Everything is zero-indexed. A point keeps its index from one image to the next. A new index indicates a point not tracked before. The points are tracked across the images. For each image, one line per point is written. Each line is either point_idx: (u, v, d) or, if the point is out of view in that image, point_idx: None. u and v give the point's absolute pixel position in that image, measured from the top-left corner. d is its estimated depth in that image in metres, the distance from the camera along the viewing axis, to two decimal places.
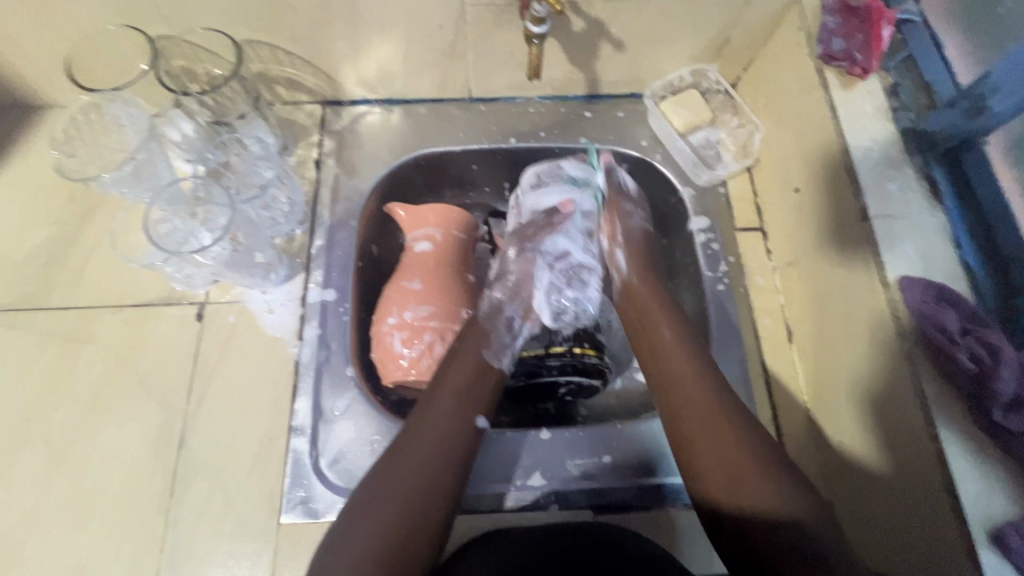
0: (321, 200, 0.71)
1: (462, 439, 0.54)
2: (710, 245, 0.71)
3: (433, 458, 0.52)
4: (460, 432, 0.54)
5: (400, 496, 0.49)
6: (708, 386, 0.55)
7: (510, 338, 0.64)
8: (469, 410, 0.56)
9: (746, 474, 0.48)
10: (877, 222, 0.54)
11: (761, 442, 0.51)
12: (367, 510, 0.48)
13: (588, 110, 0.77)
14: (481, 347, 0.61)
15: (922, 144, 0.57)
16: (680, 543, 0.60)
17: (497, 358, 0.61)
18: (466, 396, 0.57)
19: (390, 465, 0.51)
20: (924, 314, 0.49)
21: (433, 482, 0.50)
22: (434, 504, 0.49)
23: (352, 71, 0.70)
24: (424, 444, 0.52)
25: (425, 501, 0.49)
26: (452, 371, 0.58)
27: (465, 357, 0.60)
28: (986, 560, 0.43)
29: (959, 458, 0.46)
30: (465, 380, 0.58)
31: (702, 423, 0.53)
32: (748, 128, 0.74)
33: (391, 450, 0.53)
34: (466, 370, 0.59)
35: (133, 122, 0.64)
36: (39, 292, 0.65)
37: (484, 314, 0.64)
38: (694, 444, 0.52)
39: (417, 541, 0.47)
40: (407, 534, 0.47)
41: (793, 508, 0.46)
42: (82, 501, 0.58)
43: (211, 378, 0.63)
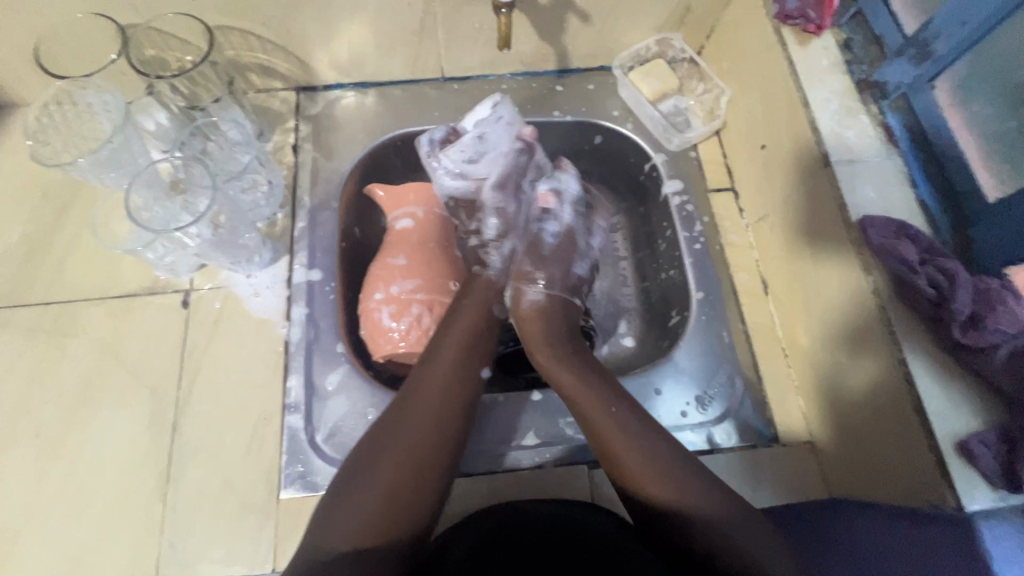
0: (301, 184, 0.72)
1: (467, 393, 0.55)
2: (684, 207, 0.73)
3: (438, 413, 0.52)
4: (464, 387, 0.55)
5: (402, 453, 0.49)
6: (620, 409, 0.53)
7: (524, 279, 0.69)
8: (473, 364, 0.57)
9: (670, 488, 0.48)
10: (838, 167, 0.57)
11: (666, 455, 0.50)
12: (371, 467, 0.49)
13: (559, 84, 0.79)
14: (491, 301, 0.62)
15: (875, 93, 0.60)
16: None
17: (502, 312, 0.63)
18: (470, 349, 0.58)
19: (393, 422, 0.51)
20: (885, 248, 0.52)
21: (435, 440, 0.51)
22: (438, 455, 0.50)
23: (324, 55, 0.71)
24: (427, 400, 0.53)
25: (426, 458, 0.50)
26: (455, 328, 0.59)
27: (468, 314, 0.61)
28: (955, 471, 0.46)
29: (925, 379, 0.49)
30: (468, 336, 0.59)
31: (612, 451, 0.51)
32: (714, 93, 0.77)
33: (394, 406, 0.53)
34: (471, 325, 0.60)
35: (105, 109, 0.63)
36: (18, 290, 0.65)
37: (494, 270, 0.66)
38: (617, 465, 0.51)
39: (418, 498, 0.48)
40: (408, 491, 0.48)
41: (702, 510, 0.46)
42: (76, 492, 0.58)
43: (201, 364, 0.64)
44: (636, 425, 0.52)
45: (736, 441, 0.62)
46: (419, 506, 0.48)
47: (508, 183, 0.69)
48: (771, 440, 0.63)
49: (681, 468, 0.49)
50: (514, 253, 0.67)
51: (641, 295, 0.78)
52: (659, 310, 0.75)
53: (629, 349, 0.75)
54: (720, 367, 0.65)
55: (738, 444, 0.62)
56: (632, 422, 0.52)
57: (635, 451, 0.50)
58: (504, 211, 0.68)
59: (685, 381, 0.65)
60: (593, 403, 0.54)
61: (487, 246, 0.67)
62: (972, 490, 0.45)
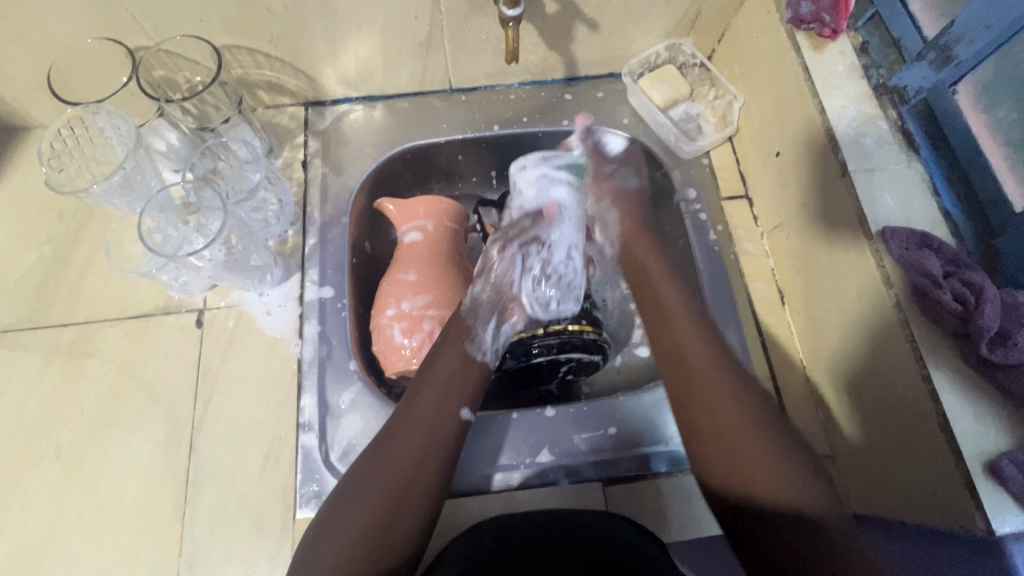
0: (311, 200, 0.72)
1: (446, 436, 0.54)
2: (697, 215, 0.72)
3: (412, 460, 0.51)
4: (444, 429, 0.54)
5: (377, 497, 0.49)
6: (728, 372, 0.53)
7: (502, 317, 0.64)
8: (454, 398, 0.56)
9: (750, 447, 0.48)
10: (856, 176, 0.55)
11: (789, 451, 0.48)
12: (342, 518, 0.48)
13: (568, 93, 0.78)
14: (464, 339, 0.60)
15: (895, 98, 0.58)
16: (672, 512, 0.61)
17: (478, 349, 0.61)
18: (452, 383, 0.57)
19: (362, 474, 0.51)
20: (907, 260, 0.50)
21: (417, 466, 0.51)
22: (420, 483, 0.51)
23: (332, 70, 0.71)
24: (402, 449, 0.52)
25: (401, 507, 0.49)
26: (431, 374, 0.58)
27: (446, 360, 0.59)
28: (983, 492, 0.44)
29: (951, 396, 0.47)
30: (451, 369, 0.58)
31: (731, 439, 0.49)
32: (726, 98, 0.76)
33: (366, 460, 0.52)
34: (448, 369, 0.58)
35: (118, 133, 0.64)
36: (37, 311, 0.66)
37: (466, 308, 0.63)
38: (719, 418, 0.51)
39: (395, 546, 0.47)
40: (390, 525, 0.48)
41: (807, 504, 0.45)
42: (97, 512, 0.59)
43: (215, 384, 0.64)
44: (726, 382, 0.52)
45: None
46: (400, 533, 0.48)
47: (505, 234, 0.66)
48: None
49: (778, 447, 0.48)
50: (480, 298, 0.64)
51: None
52: None
53: (642, 359, 0.74)
54: None
55: None
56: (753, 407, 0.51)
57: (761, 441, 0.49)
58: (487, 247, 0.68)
59: None
60: (709, 398, 0.52)
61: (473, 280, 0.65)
62: (1002, 510, 0.44)
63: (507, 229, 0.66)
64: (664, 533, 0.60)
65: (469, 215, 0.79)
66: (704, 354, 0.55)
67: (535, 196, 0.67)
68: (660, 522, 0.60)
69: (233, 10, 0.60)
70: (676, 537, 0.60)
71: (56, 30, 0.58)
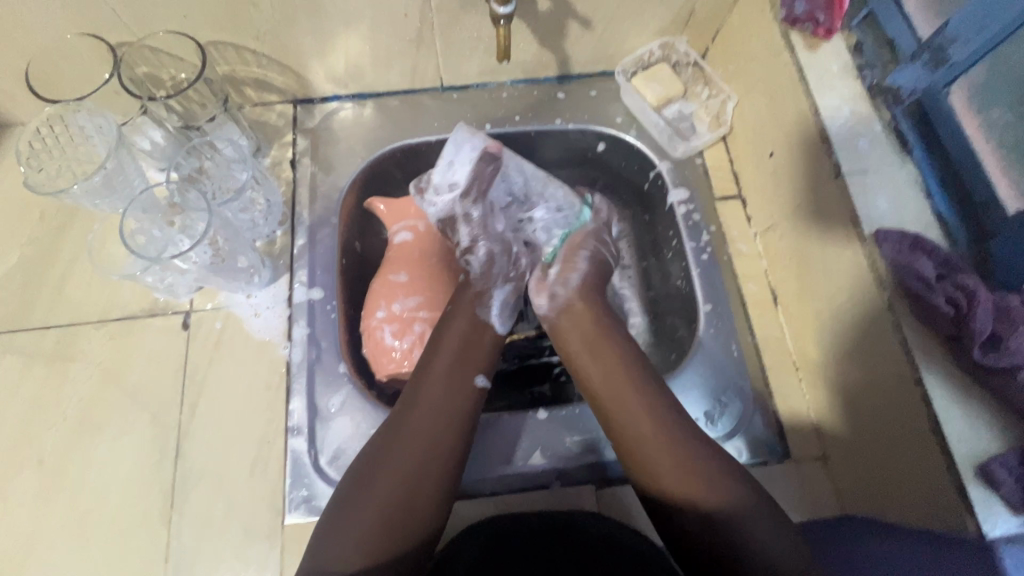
0: (300, 200, 0.71)
1: (461, 410, 0.53)
2: (690, 216, 0.71)
3: (427, 439, 0.50)
4: (458, 403, 0.53)
5: (395, 473, 0.48)
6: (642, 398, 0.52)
7: (513, 278, 0.64)
8: (468, 369, 0.55)
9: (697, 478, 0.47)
10: (850, 178, 0.55)
11: (701, 453, 0.49)
12: (358, 503, 0.47)
13: (560, 92, 0.77)
14: (476, 304, 0.60)
15: (889, 99, 0.58)
16: None
17: (490, 315, 0.60)
18: (464, 356, 0.56)
19: (375, 460, 0.49)
20: (900, 263, 0.50)
21: (435, 440, 0.50)
22: (440, 454, 0.50)
23: (321, 68, 0.69)
24: (416, 427, 0.51)
25: (419, 484, 0.48)
26: (440, 352, 0.56)
27: (452, 336, 0.58)
28: (975, 496, 0.44)
29: (943, 400, 0.47)
30: (462, 341, 0.57)
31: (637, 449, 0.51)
32: (720, 98, 0.75)
33: (377, 445, 0.51)
34: (456, 347, 0.57)
35: (100, 132, 0.62)
36: (19, 313, 0.64)
37: (477, 276, 0.63)
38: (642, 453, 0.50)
39: (414, 528, 0.47)
40: (408, 503, 0.47)
41: (710, 492, 0.46)
42: (80, 519, 0.58)
43: (202, 388, 0.63)
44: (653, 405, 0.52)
45: (747, 458, 0.61)
46: (422, 506, 0.48)
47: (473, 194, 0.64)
48: (783, 457, 0.62)
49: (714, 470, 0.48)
50: (491, 256, 0.64)
51: (647, 305, 0.77)
52: (666, 322, 0.74)
53: None
54: (731, 378, 0.64)
55: (749, 461, 0.61)
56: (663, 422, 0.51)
57: (663, 449, 0.49)
58: (468, 217, 0.64)
59: (694, 398, 0.63)
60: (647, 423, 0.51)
61: (466, 254, 0.64)
62: (993, 514, 0.44)
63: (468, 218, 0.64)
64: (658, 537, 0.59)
65: None
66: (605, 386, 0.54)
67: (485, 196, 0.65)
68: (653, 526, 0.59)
69: (217, 6, 0.58)
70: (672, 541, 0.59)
71: (34, 25, 0.57)
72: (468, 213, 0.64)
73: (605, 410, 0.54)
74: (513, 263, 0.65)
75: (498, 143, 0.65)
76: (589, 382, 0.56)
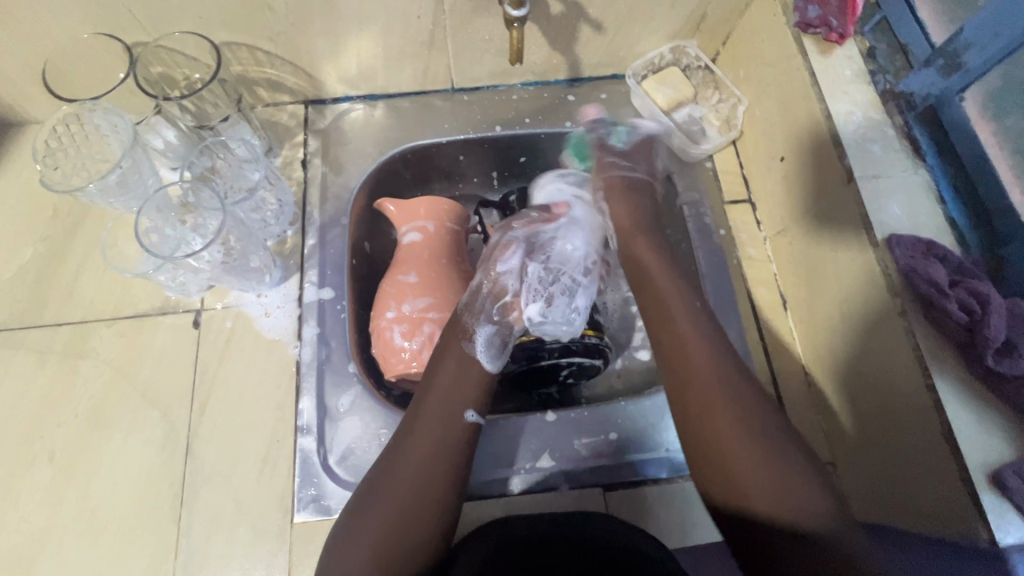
0: (311, 200, 0.71)
1: (454, 441, 0.53)
2: (700, 219, 0.71)
3: (424, 462, 0.51)
4: (450, 437, 0.53)
5: (393, 504, 0.49)
6: (734, 395, 0.51)
7: (498, 319, 0.64)
8: (460, 399, 0.56)
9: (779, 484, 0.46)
10: (862, 183, 0.55)
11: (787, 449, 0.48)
12: (357, 534, 0.48)
13: (570, 94, 0.77)
14: (463, 340, 0.60)
15: (901, 104, 0.58)
16: (676, 520, 0.60)
17: (473, 347, 0.60)
18: (454, 387, 0.56)
19: (377, 484, 0.51)
20: (913, 269, 0.50)
21: (430, 472, 0.51)
22: (436, 487, 0.50)
23: (333, 68, 0.70)
24: (410, 459, 0.51)
25: (415, 513, 0.49)
26: (437, 379, 0.57)
27: (445, 370, 0.57)
28: (988, 504, 0.44)
29: (955, 406, 0.47)
30: (453, 372, 0.58)
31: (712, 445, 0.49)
32: (730, 102, 0.75)
33: (377, 470, 0.52)
34: (452, 372, 0.57)
35: (115, 130, 0.63)
36: (31, 310, 0.65)
37: (463, 305, 0.64)
38: (723, 453, 0.49)
39: (410, 559, 0.47)
40: (405, 534, 0.48)
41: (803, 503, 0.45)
42: (89, 516, 0.58)
43: (212, 386, 0.63)
44: (746, 401, 0.50)
45: None
46: (417, 536, 0.48)
47: (507, 224, 0.71)
48: None
49: (801, 473, 0.47)
50: (478, 291, 0.65)
51: None
52: None
53: (642, 362, 0.74)
54: None
55: None
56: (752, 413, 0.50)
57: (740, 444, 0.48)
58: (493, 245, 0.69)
59: None
60: (734, 421, 0.49)
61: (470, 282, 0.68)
62: (1006, 521, 0.43)
63: (499, 244, 0.69)
64: (665, 539, 0.59)
65: (471, 215, 0.78)
66: (700, 379, 0.52)
67: (530, 232, 0.70)
68: (661, 529, 0.60)
69: (232, 6, 0.59)
70: (678, 545, 0.59)
71: (51, 24, 0.57)
72: (493, 242, 0.70)
73: (694, 399, 0.52)
74: (501, 307, 0.65)
75: (565, 204, 0.72)
76: (675, 369, 0.54)
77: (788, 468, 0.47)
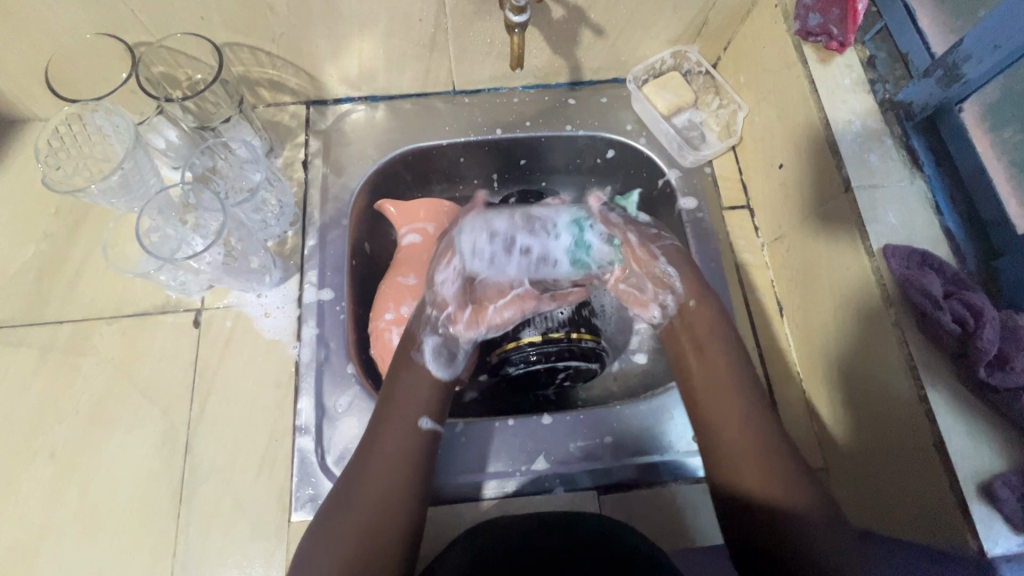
0: (311, 201, 0.71)
1: (414, 449, 0.54)
2: (698, 225, 0.71)
3: (385, 471, 0.52)
4: (410, 447, 0.54)
5: (361, 512, 0.49)
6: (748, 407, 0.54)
7: (446, 329, 0.62)
8: (416, 407, 0.56)
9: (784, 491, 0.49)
10: (859, 193, 0.55)
11: (795, 470, 0.50)
12: (325, 541, 0.48)
13: (571, 98, 0.77)
14: (411, 349, 0.60)
15: (900, 114, 0.58)
16: (670, 524, 0.60)
17: (418, 353, 0.60)
18: (413, 395, 0.57)
19: (340, 495, 0.51)
20: (907, 279, 0.50)
21: (392, 481, 0.51)
22: (399, 496, 0.51)
23: (334, 70, 0.70)
24: (373, 469, 0.52)
25: (379, 521, 0.49)
26: (397, 390, 0.57)
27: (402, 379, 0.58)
28: (977, 513, 0.44)
29: (948, 417, 0.47)
30: (411, 380, 0.58)
31: (730, 463, 0.52)
32: (731, 108, 0.75)
33: (341, 482, 0.52)
34: (408, 384, 0.58)
35: (116, 131, 0.63)
36: (33, 308, 0.65)
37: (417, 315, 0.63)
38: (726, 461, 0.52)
39: (376, 565, 0.47)
40: (369, 543, 0.48)
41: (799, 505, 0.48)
42: (89, 512, 0.59)
43: (212, 385, 0.64)
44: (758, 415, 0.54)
45: None
46: (383, 544, 0.48)
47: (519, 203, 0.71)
48: None
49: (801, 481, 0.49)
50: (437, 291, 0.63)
51: None
52: None
53: (639, 365, 0.75)
54: None
55: None
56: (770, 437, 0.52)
57: (759, 462, 0.51)
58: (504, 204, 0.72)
59: None
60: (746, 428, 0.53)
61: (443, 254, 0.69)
62: (994, 532, 0.44)
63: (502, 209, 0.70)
64: (660, 542, 0.60)
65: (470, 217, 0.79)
66: (717, 388, 0.56)
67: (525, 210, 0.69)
68: (655, 533, 0.60)
69: (234, 8, 0.59)
70: (674, 550, 0.59)
71: (54, 25, 0.58)
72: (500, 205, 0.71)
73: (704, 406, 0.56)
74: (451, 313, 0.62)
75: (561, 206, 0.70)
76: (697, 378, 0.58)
77: (794, 475, 0.50)
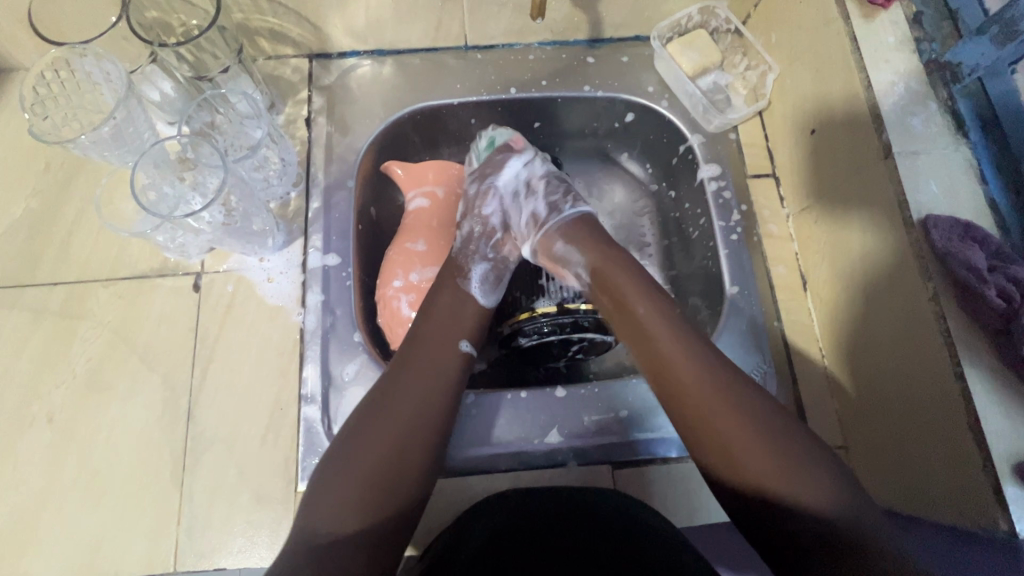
0: (315, 161, 0.68)
1: (447, 382, 0.52)
2: (721, 194, 0.68)
3: (415, 395, 0.50)
4: (444, 378, 0.52)
5: (386, 435, 0.47)
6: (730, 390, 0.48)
7: (492, 256, 0.62)
8: (453, 340, 0.55)
9: (790, 477, 0.43)
10: (901, 159, 0.52)
11: (800, 438, 0.46)
12: (346, 459, 0.46)
13: (590, 56, 0.73)
14: (457, 277, 0.59)
15: (946, 76, 0.54)
16: (683, 499, 0.59)
17: (469, 284, 0.59)
18: (449, 327, 0.55)
19: (336, 459, 0.46)
20: (948, 252, 0.47)
21: (422, 407, 0.50)
22: (428, 425, 0.49)
23: (339, 20, 0.67)
24: (403, 392, 0.50)
25: (403, 447, 0.47)
26: (418, 346, 0.53)
27: (438, 307, 0.57)
28: (1011, 495, 0.43)
29: (984, 395, 0.45)
30: (449, 310, 0.57)
31: (740, 461, 0.45)
32: (760, 69, 0.71)
33: (367, 403, 0.50)
34: (445, 311, 0.56)
35: (107, 79, 0.59)
36: (25, 268, 0.62)
37: (456, 246, 0.62)
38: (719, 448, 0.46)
39: (395, 491, 0.46)
40: (392, 468, 0.46)
41: (815, 488, 0.43)
42: (90, 479, 0.57)
43: (213, 352, 0.61)
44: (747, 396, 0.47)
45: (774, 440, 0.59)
46: (406, 472, 0.47)
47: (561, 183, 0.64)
48: None
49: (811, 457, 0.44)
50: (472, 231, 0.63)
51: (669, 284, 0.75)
52: (689, 303, 0.72)
53: None
54: (757, 362, 0.62)
55: None
56: (751, 409, 0.46)
57: (756, 444, 0.45)
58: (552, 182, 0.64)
59: None
60: (725, 408, 0.47)
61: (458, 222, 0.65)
62: None
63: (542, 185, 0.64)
64: (671, 519, 0.59)
65: None
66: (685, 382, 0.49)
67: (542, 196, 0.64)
68: (666, 509, 0.59)
69: None
70: (686, 524, 0.59)
71: None
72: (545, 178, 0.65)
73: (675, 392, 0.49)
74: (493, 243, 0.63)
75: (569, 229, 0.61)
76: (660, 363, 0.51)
77: (795, 456, 0.44)
